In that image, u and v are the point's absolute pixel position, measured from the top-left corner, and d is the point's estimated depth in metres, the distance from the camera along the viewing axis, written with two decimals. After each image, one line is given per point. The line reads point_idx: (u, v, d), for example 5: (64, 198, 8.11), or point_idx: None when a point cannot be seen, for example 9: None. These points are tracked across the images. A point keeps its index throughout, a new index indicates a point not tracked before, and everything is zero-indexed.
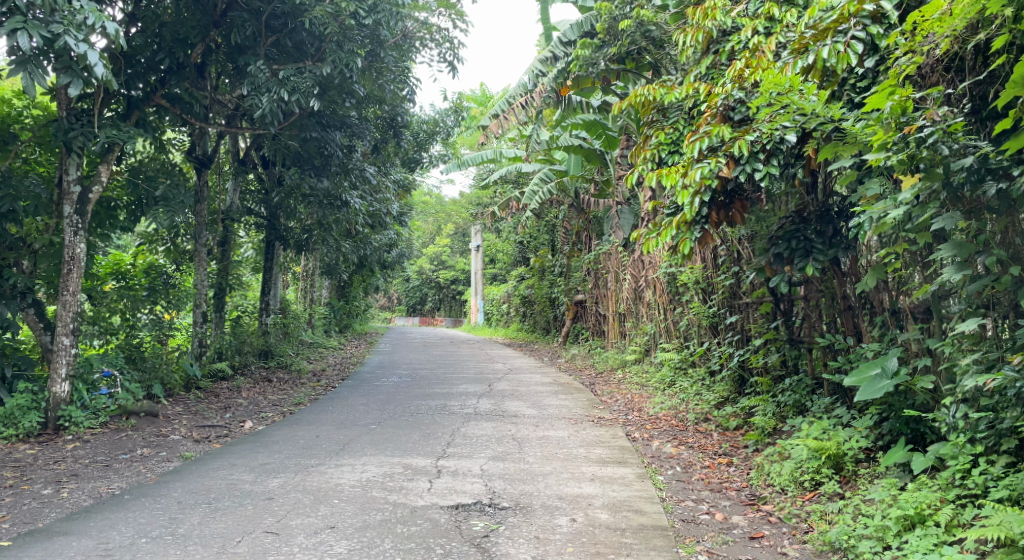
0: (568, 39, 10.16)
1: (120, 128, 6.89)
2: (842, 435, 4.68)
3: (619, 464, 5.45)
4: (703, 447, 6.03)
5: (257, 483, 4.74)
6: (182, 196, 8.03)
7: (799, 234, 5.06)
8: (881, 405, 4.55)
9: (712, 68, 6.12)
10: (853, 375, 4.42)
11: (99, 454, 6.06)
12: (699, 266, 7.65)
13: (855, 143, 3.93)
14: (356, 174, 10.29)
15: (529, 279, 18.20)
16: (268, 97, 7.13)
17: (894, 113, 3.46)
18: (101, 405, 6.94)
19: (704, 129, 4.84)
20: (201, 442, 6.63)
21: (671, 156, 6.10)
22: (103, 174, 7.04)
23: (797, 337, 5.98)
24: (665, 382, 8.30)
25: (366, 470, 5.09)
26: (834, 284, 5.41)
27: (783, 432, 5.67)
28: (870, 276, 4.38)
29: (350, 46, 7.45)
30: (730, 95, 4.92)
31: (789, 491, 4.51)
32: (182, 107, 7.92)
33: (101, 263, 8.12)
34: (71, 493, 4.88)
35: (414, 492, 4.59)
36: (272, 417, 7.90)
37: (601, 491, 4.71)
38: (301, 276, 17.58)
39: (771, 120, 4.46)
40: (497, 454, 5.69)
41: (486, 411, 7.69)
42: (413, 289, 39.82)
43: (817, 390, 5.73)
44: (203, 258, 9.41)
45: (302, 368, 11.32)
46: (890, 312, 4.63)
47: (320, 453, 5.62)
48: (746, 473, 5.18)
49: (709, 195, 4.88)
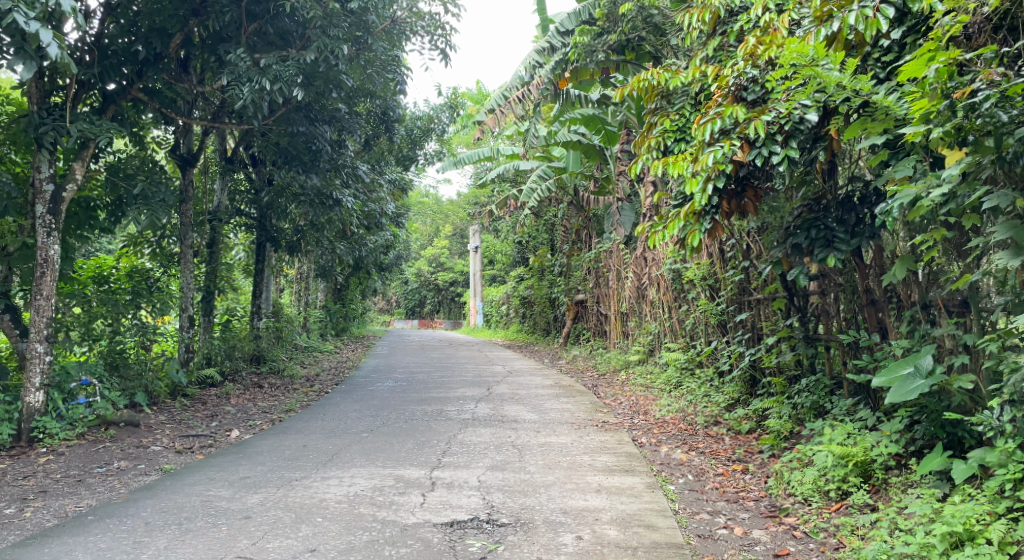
0: (565, 29, 9.64)
1: (94, 123, 6.54)
2: (869, 440, 4.31)
3: (626, 473, 5.08)
4: (715, 452, 5.67)
5: (236, 499, 4.36)
6: (161, 194, 7.64)
7: (819, 222, 4.68)
8: (911, 407, 4.20)
9: (719, 50, 5.85)
10: (882, 375, 4.04)
11: (73, 468, 5.69)
12: (706, 262, 7.31)
13: (885, 118, 3.59)
14: (347, 172, 9.86)
15: (528, 280, 17.80)
16: (250, 87, 6.73)
17: (941, 78, 3.12)
18: (78, 415, 6.57)
19: (716, 110, 4.48)
20: (183, 453, 6.26)
21: (677, 144, 5.73)
22: (77, 172, 6.67)
23: (812, 335, 5.56)
24: (671, 383, 7.95)
25: (354, 483, 4.71)
26: (854, 277, 5.02)
27: (801, 436, 5.33)
28: (899, 267, 4.06)
29: (335, 32, 7.07)
30: (742, 73, 4.58)
31: (814, 502, 4.16)
32: (162, 101, 7.62)
33: (83, 267, 7.71)
34: (35, 512, 4.50)
35: (405, 507, 4.22)
36: (261, 425, 7.51)
37: (608, 504, 4.34)
38: (295, 279, 17.22)
39: (789, 98, 4.15)
40: (496, 463, 5.32)
41: (485, 415, 7.31)
42: (410, 292, 39.33)
43: (837, 391, 5.39)
44: (190, 260, 9.03)
45: (295, 374, 10.96)
46: (920, 306, 4.25)
47: (305, 465, 5.24)
48: (764, 482, 4.81)
49: (722, 181, 4.54)
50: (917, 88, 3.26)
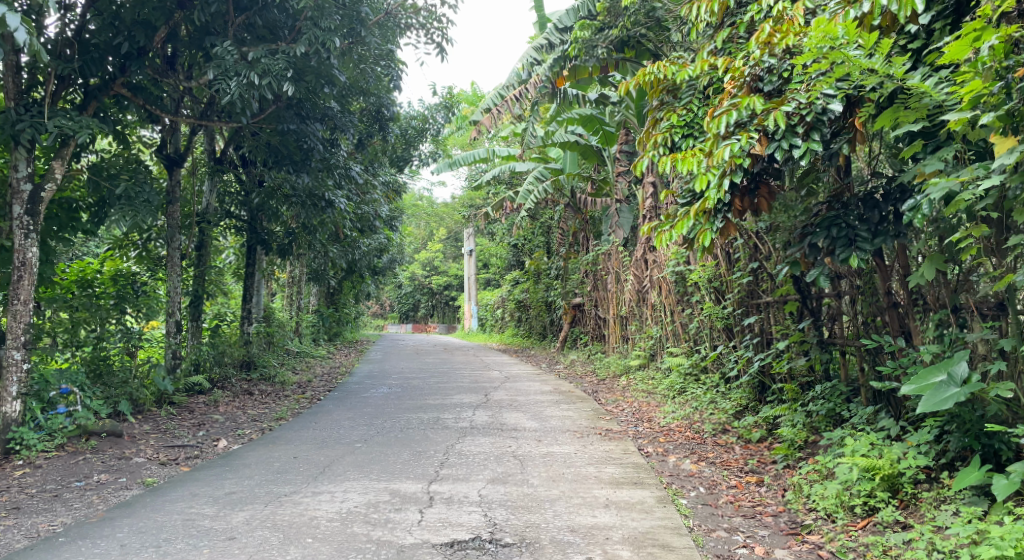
0: (563, 25, 9.47)
1: (73, 119, 6.24)
2: (895, 451, 4.07)
3: (635, 486, 4.80)
4: (726, 463, 5.40)
5: (219, 518, 4.06)
6: (145, 194, 7.32)
7: (841, 220, 4.40)
8: (941, 418, 3.97)
9: (728, 42, 5.60)
10: (912, 382, 3.78)
11: (49, 482, 5.37)
12: (711, 265, 7.04)
13: (919, 106, 3.39)
14: (340, 172, 9.56)
15: (524, 283, 17.52)
16: (238, 81, 6.43)
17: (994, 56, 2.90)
18: (57, 425, 6.25)
19: (731, 102, 4.25)
20: (167, 466, 5.95)
21: (684, 140, 5.47)
22: (57, 171, 6.35)
23: (827, 340, 5.32)
24: (675, 389, 7.69)
25: (347, 499, 4.42)
26: (875, 278, 4.76)
27: (817, 446, 5.08)
28: (928, 268, 3.85)
29: (326, 24, 6.79)
30: (759, 62, 4.35)
31: (839, 519, 3.91)
32: (146, 97, 7.32)
33: (65, 270, 7.42)
34: (5, 531, 4.19)
35: (401, 526, 3.93)
36: (250, 435, 7.20)
37: (619, 522, 4.06)
38: (287, 284, 16.90)
39: (811, 88, 3.93)
40: (496, 476, 5.03)
41: (483, 423, 7.03)
42: (404, 296, 38.93)
43: (854, 399, 5.14)
44: (177, 264, 8.69)
45: (286, 380, 10.67)
46: (949, 308, 4.01)
47: (295, 479, 4.95)
48: (781, 495, 4.55)
49: (738, 177, 4.30)
50: (967, 70, 3.06)
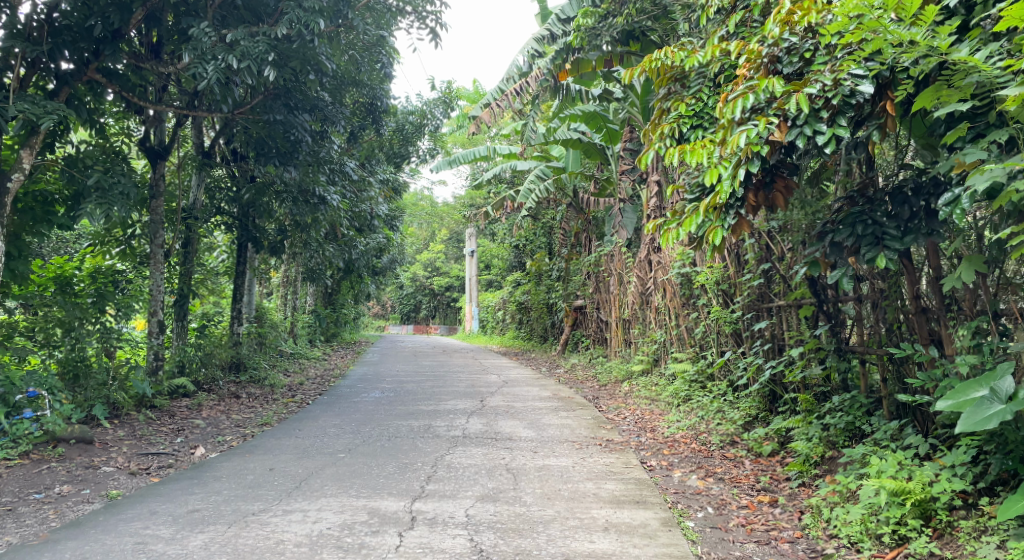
0: (565, 16, 9.00)
1: (39, 104, 5.79)
2: (927, 473, 3.66)
3: (637, 505, 4.39)
4: (736, 479, 4.99)
5: (175, 541, 3.68)
6: (121, 186, 6.86)
7: (867, 216, 3.98)
8: (979, 436, 3.58)
9: (741, 26, 5.18)
10: (948, 397, 3.37)
11: (6, 493, 4.96)
12: (719, 266, 6.69)
13: (965, 85, 3.03)
14: (331, 168, 9.17)
15: (525, 285, 17.11)
16: (215, 65, 6.07)
17: None
18: (23, 431, 5.77)
19: (747, 84, 3.85)
20: (136, 476, 5.55)
21: (693, 131, 5.05)
22: (25, 160, 6.00)
23: (845, 347, 4.92)
24: (679, 397, 7.28)
25: (320, 520, 4.03)
26: (901, 281, 4.34)
27: (835, 462, 4.67)
28: (966, 270, 3.51)
29: (310, 4, 6.37)
30: (778, 41, 3.95)
31: (865, 549, 3.52)
32: (122, 84, 6.92)
33: (42, 266, 7.09)
34: None
35: (376, 553, 3.53)
36: (230, 442, 6.80)
37: (619, 548, 3.66)
38: (282, 282, 16.49)
39: (836, 68, 3.55)
40: (487, 492, 4.62)
41: (476, 432, 6.64)
42: (406, 297, 38.47)
43: (875, 412, 4.73)
44: (160, 260, 8.16)
45: (276, 383, 10.25)
46: (989, 315, 3.64)
47: (267, 495, 4.56)
48: (797, 518, 4.14)
49: (753, 168, 3.89)
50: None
